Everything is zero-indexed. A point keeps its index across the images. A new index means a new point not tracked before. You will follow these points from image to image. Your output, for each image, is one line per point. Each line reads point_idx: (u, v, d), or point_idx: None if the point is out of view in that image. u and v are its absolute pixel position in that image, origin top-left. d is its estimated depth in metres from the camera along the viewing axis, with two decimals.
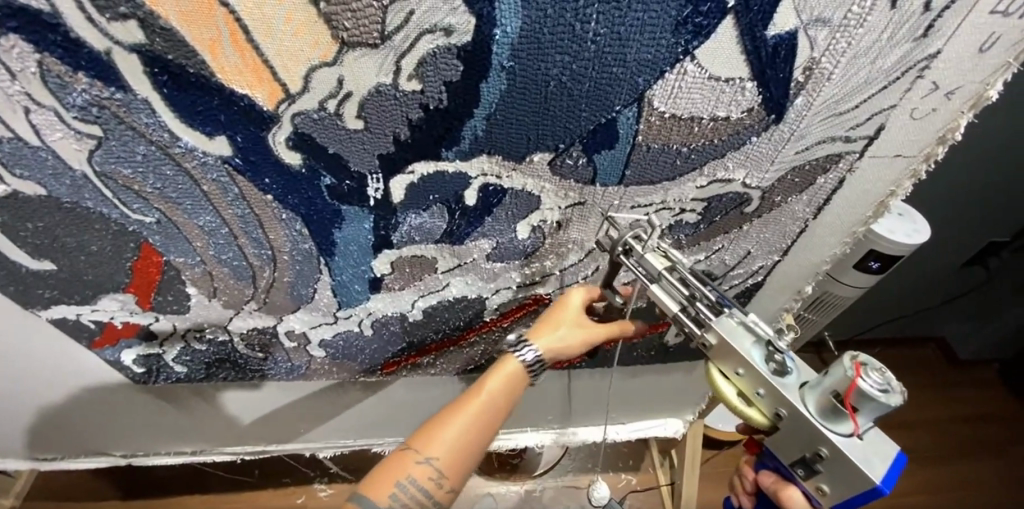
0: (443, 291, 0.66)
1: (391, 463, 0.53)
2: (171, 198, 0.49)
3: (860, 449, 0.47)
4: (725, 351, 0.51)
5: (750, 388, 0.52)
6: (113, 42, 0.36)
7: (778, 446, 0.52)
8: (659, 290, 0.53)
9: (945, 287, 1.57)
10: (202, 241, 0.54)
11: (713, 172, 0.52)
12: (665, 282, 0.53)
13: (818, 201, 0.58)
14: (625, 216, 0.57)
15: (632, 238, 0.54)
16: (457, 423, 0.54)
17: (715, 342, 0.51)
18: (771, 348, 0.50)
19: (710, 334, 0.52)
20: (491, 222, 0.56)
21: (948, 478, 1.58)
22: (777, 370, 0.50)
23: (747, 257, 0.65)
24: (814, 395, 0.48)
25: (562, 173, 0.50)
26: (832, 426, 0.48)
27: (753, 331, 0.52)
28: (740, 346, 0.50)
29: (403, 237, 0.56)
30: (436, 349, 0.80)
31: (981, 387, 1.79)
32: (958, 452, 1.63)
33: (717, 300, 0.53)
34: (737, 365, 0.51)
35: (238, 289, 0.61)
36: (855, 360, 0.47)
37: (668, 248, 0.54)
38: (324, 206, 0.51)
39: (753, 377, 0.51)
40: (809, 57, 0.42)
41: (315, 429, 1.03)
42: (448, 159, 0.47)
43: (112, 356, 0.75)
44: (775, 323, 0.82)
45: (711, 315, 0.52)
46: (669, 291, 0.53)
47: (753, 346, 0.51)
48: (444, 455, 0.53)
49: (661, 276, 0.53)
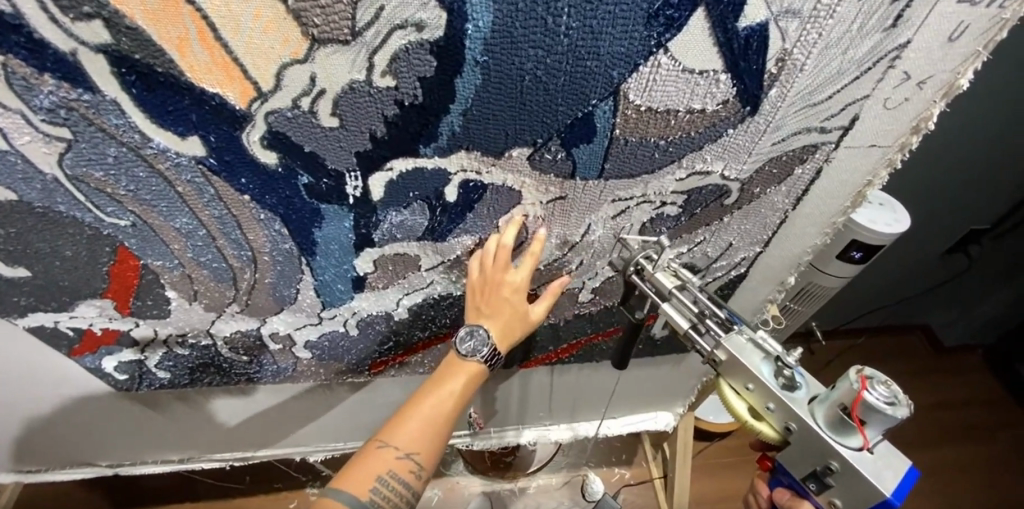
0: (427, 289, 0.66)
1: (372, 458, 0.56)
2: (146, 201, 0.48)
3: (870, 463, 0.50)
4: (734, 367, 0.55)
5: (760, 402, 0.55)
6: (78, 43, 0.36)
7: (791, 460, 0.55)
8: (671, 308, 0.57)
9: (928, 276, 1.60)
10: (181, 243, 0.53)
11: (692, 164, 0.52)
12: (676, 301, 0.57)
13: (797, 192, 0.58)
14: (634, 239, 0.61)
15: (643, 258, 0.60)
16: (428, 417, 0.58)
17: (725, 358, 0.55)
18: (780, 363, 0.53)
19: (719, 351, 0.55)
20: (472, 219, 0.56)
21: (934, 463, 1.60)
22: (786, 385, 0.53)
23: (730, 248, 0.65)
24: (822, 408, 0.51)
25: (542, 168, 0.50)
26: (842, 440, 0.50)
27: (762, 347, 0.55)
28: (750, 363, 0.53)
29: (384, 235, 0.56)
30: (424, 347, 0.80)
31: (965, 373, 1.83)
32: (943, 437, 1.67)
33: (728, 317, 0.57)
34: (747, 380, 0.54)
35: (219, 292, 0.61)
36: (861, 374, 0.49)
37: (677, 267, 0.59)
38: (303, 205, 0.50)
39: (762, 392, 0.54)
40: (781, 49, 0.42)
41: (306, 433, 1.03)
42: (426, 155, 0.47)
43: (93, 364, 0.74)
44: (760, 313, 0.82)
45: (721, 332, 0.56)
46: (680, 309, 0.57)
47: (762, 361, 0.54)
48: (423, 448, 0.57)
49: (671, 294, 0.57)
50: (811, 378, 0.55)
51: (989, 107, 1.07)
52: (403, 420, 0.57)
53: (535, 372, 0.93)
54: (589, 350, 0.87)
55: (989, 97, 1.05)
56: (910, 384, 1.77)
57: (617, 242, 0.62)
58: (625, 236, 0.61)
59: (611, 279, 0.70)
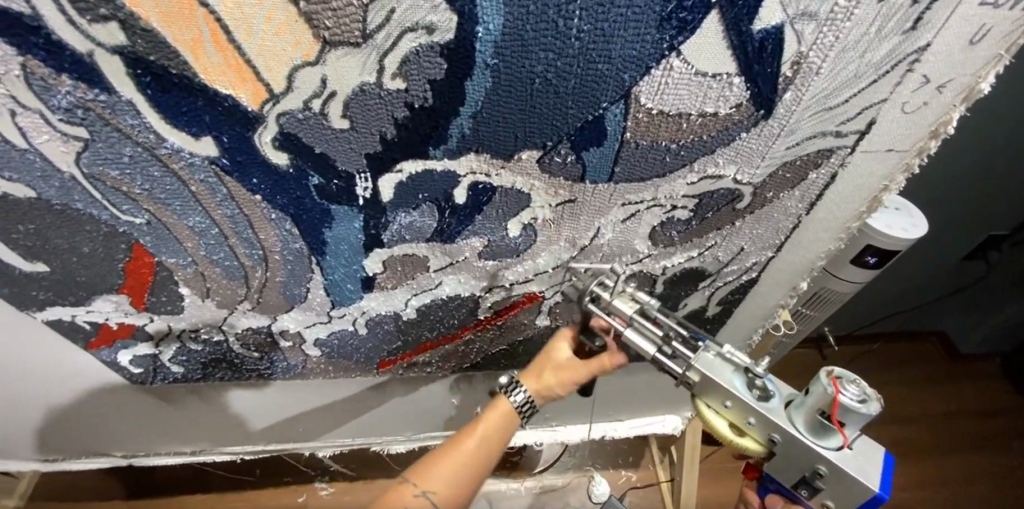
0: (435, 289, 0.66)
1: (395, 493, 0.64)
2: (160, 199, 0.49)
3: (852, 459, 0.52)
4: (709, 387, 0.56)
5: (740, 418, 0.56)
6: (95, 45, 0.36)
7: (778, 469, 0.57)
8: (636, 334, 0.58)
9: (945, 282, 1.56)
10: (194, 242, 0.54)
11: (704, 168, 0.51)
12: (639, 325, 0.58)
13: (811, 197, 0.57)
14: (581, 266, 0.64)
15: (598, 287, 0.62)
16: (448, 459, 0.65)
17: (699, 379, 0.56)
18: (750, 375, 0.55)
19: (692, 372, 0.56)
20: (481, 221, 0.56)
21: (944, 471, 1.57)
22: (761, 395, 0.55)
23: (741, 253, 0.65)
24: (800, 413, 0.53)
25: (551, 171, 0.50)
26: (824, 443, 0.52)
27: (731, 361, 0.56)
28: (724, 380, 0.54)
29: (393, 236, 0.56)
30: (431, 347, 0.80)
31: (982, 380, 1.79)
32: (956, 446, 1.63)
33: (691, 335, 0.58)
34: (725, 398, 0.55)
35: (231, 289, 0.62)
36: (832, 377, 0.51)
37: (633, 291, 0.60)
38: (313, 206, 0.51)
39: (740, 408, 0.55)
40: (797, 51, 0.41)
41: (316, 428, 1.04)
42: (436, 157, 0.48)
43: (109, 357, 0.75)
44: (771, 318, 0.82)
45: (689, 352, 0.57)
46: (643, 333, 0.57)
47: (733, 374, 0.56)
48: (439, 488, 0.64)
49: (633, 319, 0.58)
50: (782, 384, 0.57)
51: (1014, 107, 1.03)
52: (427, 461, 0.66)
53: None
54: None
55: (1013, 98, 1.02)
56: (920, 392, 1.74)
57: (564, 269, 0.64)
58: (635, 240, 0.61)
59: None
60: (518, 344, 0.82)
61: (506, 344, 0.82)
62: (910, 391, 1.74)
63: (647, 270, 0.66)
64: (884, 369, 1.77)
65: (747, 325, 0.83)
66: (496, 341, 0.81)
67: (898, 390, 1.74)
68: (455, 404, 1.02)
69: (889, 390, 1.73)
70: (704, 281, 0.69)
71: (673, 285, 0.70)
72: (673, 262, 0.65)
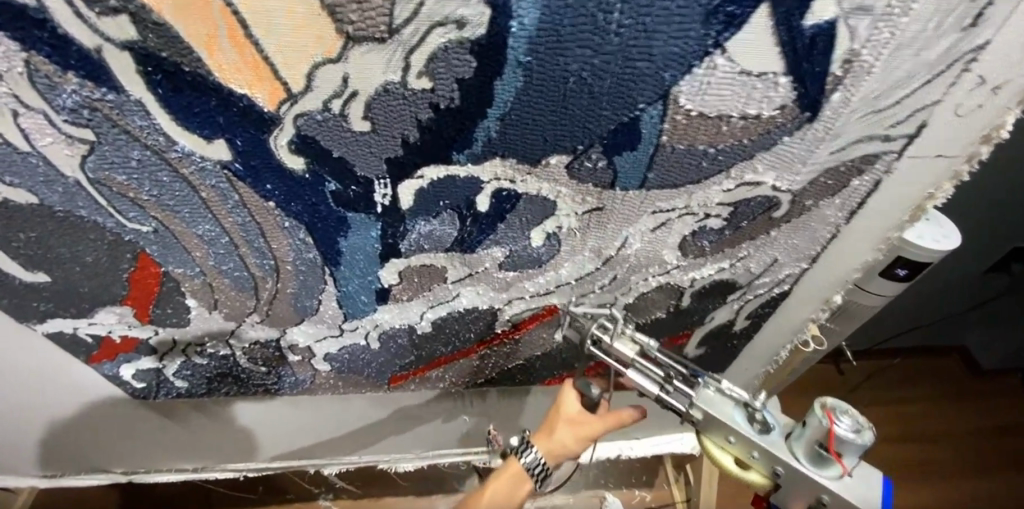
0: (453, 302, 0.63)
1: None
2: (169, 206, 0.46)
3: (852, 486, 0.53)
4: (712, 423, 0.56)
5: (744, 452, 0.57)
6: (104, 40, 0.34)
7: (785, 500, 0.57)
8: (638, 374, 0.58)
9: (970, 295, 1.52)
10: (202, 252, 0.51)
11: (741, 175, 0.48)
12: (640, 365, 0.58)
13: (851, 205, 0.54)
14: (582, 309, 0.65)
15: (599, 330, 0.62)
16: None
17: (702, 416, 0.56)
18: (750, 409, 0.56)
19: (694, 409, 0.57)
20: (503, 229, 0.53)
21: (957, 494, 1.54)
22: (762, 429, 0.56)
23: (774, 264, 0.61)
24: (800, 444, 0.54)
25: (580, 177, 0.47)
26: (826, 474, 0.53)
27: (730, 396, 0.57)
28: (724, 416, 0.56)
29: (411, 246, 0.53)
30: (446, 361, 0.77)
31: (1002, 398, 1.75)
32: (971, 468, 1.60)
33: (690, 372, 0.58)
34: (728, 434, 0.56)
35: (240, 301, 0.59)
36: (826, 408, 0.53)
37: (632, 332, 0.61)
38: (329, 213, 0.48)
39: (744, 442, 0.56)
40: (848, 49, 0.39)
41: (323, 446, 1.00)
42: (459, 162, 0.45)
43: (111, 371, 0.73)
44: (799, 333, 0.78)
45: (690, 390, 0.57)
46: (646, 373, 0.58)
47: (734, 409, 0.57)
48: None
49: (632, 361, 0.58)
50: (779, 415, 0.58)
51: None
52: None
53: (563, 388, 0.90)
54: None
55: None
56: (937, 410, 1.70)
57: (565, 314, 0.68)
58: (663, 251, 0.58)
59: (645, 295, 0.66)
60: (535, 359, 0.79)
61: (523, 359, 0.78)
62: (928, 410, 1.70)
63: (674, 282, 0.63)
64: (902, 386, 1.73)
65: (774, 340, 0.79)
66: (513, 356, 0.77)
67: (917, 409, 1.70)
68: (467, 420, 0.99)
69: (905, 408, 1.70)
70: (733, 293, 0.66)
71: (701, 297, 0.66)
72: (702, 274, 0.62)
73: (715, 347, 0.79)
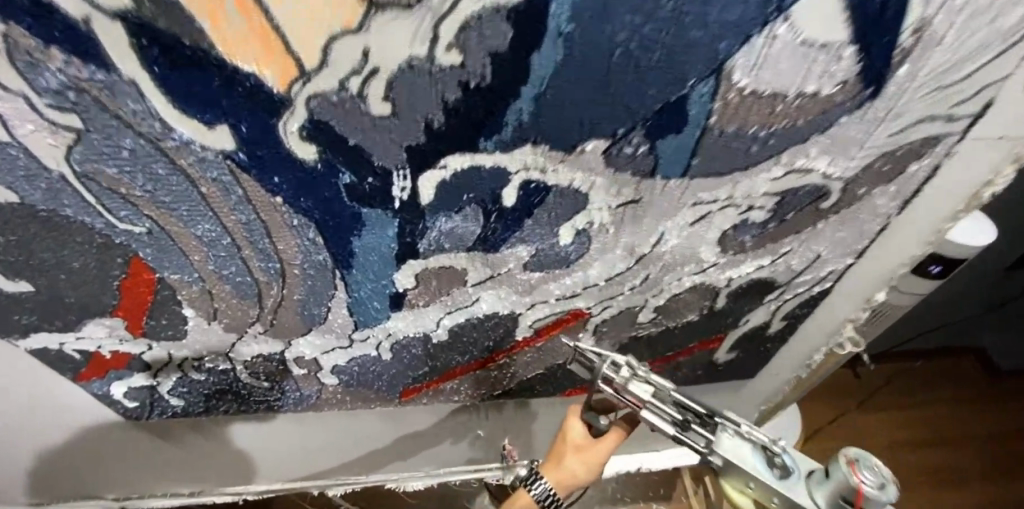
0: (472, 307, 0.59)
1: None
2: (164, 203, 0.41)
3: None
4: (731, 468, 0.53)
5: (765, 496, 0.55)
6: (91, 8, 0.30)
7: None
8: (652, 417, 0.52)
9: (986, 289, 1.51)
10: (202, 255, 0.46)
11: (792, 161, 0.45)
12: (655, 408, 0.52)
13: (905, 193, 0.50)
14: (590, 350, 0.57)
15: (609, 367, 0.54)
16: None
17: (721, 462, 0.53)
18: (769, 452, 0.53)
19: (713, 455, 0.53)
20: (531, 226, 0.49)
21: (970, 501, 1.55)
22: (782, 473, 0.53)
23: (818, 260, 0.57)
24: (821, 491, 0.52)
25: (617, 165, 0.43)
26: None
27: (749, 438, 0.53)
28: (742, 463, 0.52)
29: (430, 245, 0.49)
30: (461, 372, 0.72)
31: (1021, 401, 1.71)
32: (986, 474, 1.59)
33: (707, 414, 0.53)
34: (747, 479, 0.54)
35: (242, 309, 0.54)
36: (851, 461, 0.51)
37: (647, 371, 0.53)
38: (342, 209, 0.44)
39: (764, 488, 0.54)
40: (921, 16, 0.35)
41: (328, 466, 0.94)
42: (486, 150, 0.41)
43: (101, 390, 0.67)
44: (835, 335, 0.73)
45: (708, 434, 0.53)
46: (661, 415, 0.52)
47: (753, 452, 0.53)
48: None
49: (647, 404, 0.52)
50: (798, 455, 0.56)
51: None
52: None
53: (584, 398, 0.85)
54: None
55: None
56: (958, 414, 1.67)
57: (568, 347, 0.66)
58: (701, 248, 0.54)
59: (678, 296, 0.61)
60: (556, 368, 0.74)
61: (544, 368, 0.74)
62: (948, 414, 1.67)
63: (710, 282, 0.59)
64: (921, 389, 1.69)
65: (808, 343, 0.75)
66: (532, 365, 0.72)
67: (937, 413, 1.67)
68: (480, 435, 0.94)
69: (926, 412, 1.66)
70: (771, 293, 0.62)
71: (737, 298, 0.62)
72: (740, 272, 0.58)
73: (746, 350, 0.75)
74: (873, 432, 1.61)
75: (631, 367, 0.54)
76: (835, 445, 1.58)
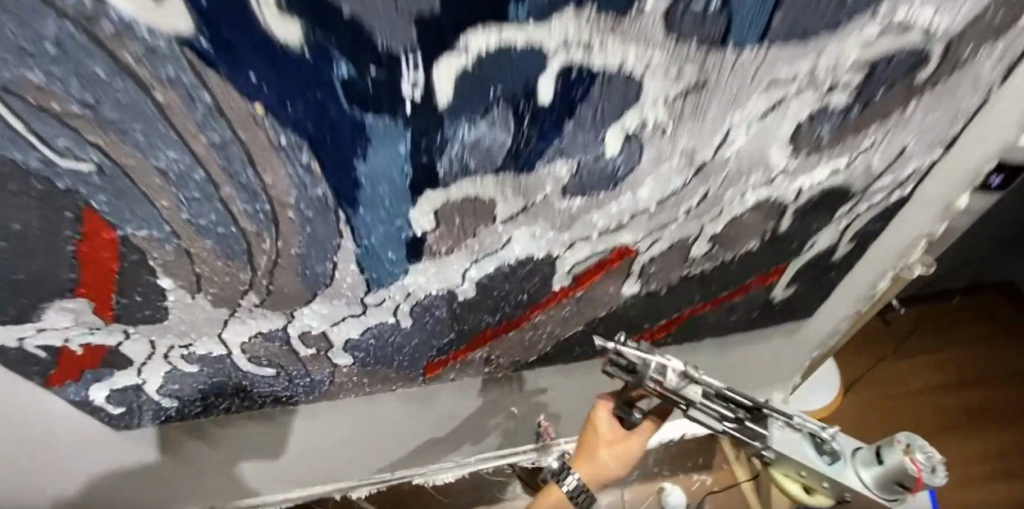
0: (502, 251, 0.50)
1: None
2: (112, 124, 0.32)
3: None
4: (779, 455, 0.56)
5: (815, 482, 0.61)
6: None
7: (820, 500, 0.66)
8: (698, 414, 0.52)
9: (1010, 212, 1.48)
10: (171, 200, 0.37)
11: (893, 12, 0.36)
12: (704, 407, 0.51)
13: (1013, 54, 0.42)
14: (634, 352, 0.50)
15: (654, 371, 0.50)
16: None
17: (771, 452, 0.55)
18: (818, 437, 0.55)
19: (763, 446, 0.54)
20: (572, 132, 0.40)
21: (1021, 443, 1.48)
22: (829, 457, 0.59)
23: (902, 157, 0.49)
24: (870, 472, 0.60)
25: (681, 31, 0.35)
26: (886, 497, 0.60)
27: (803, 426, 0.54)
28: (794, 451, 0.55)
29: (452, 168, 0.40)
30: (492, 337, 0.64)
31: None
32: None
33: (756, 409, 0.52)
34: (801, 470, 0.58)
35: (230, 274, 0.45)
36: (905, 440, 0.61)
37: (695, 372, 0.50)
38: (341, 120, 0.35)
39: (813, 476, 0.58)
40: None
41: (349, 465, 0.85)
42: (518, 20, 0.32)
43: (77, 395, 0.57)
44: (904, 254, 0.66)
45: (760, 429, 0.53)
46: (707, 414, 0.52)
47: (800, 436, 0.56)
48: None
49: (696, 404, 0.50)
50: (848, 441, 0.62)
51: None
52: None
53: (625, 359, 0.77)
54: (690, 325, 0.72)
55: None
56: (999, 352, 1.59)
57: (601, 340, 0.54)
58: (770, 151, 0.46)
59: (738, 219, 0.53)
60: (596, 323, 0.66)
61: (583, 325, 0.65)
62: (990, 353, 1.59)
63: (776, 196, 0.51)
64: (956, 330, 1.61)
65: (873, 268, 0.67)
66: (570, 322, 0.64)
67: (977, 353, 1.59)
68: (513, 412, 0.86)
69: (965, 354, 1.59)
70: (844, 206, 0.53)
71: (805, 216, 0.54)
72: (812, 181, 0.50)
73: (805, 283, 0.67)
74: (912, 381, 1.54)
75: (682, 374, 0.50)
76: (873, 399, 1.51)
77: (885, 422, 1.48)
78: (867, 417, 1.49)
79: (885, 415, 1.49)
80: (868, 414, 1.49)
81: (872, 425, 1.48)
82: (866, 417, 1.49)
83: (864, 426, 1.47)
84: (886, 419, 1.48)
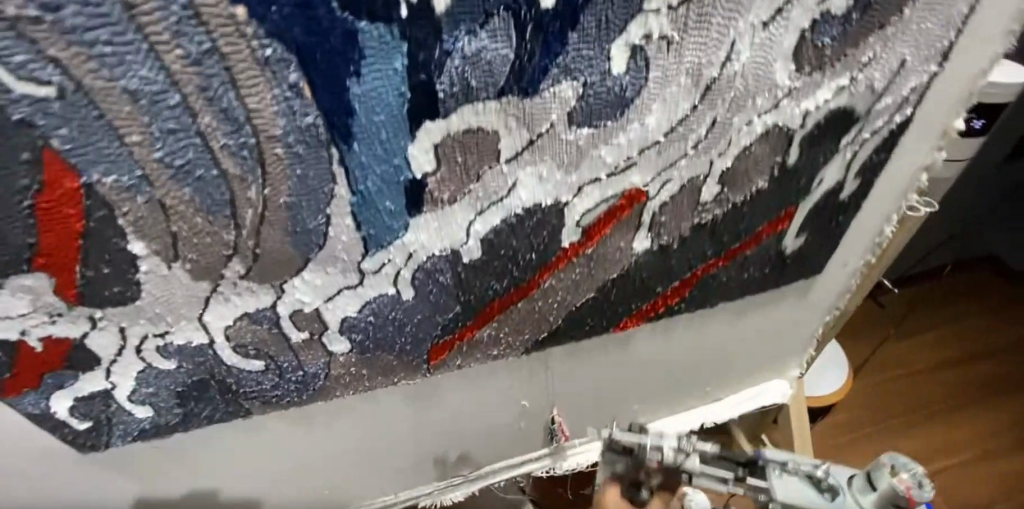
0: (507, 200, 0.47)
1: None
2: (75, 32, 0.29)
3: None
4: None
5: None
6: None
7: None
8: (704, 480, 0.53)
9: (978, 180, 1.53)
10: (142, 133, 0.33)
11: None
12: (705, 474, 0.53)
13: None
14: (626, 439, 0.54)
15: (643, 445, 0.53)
16: None
17: None
18: (815, 478, 0.52)
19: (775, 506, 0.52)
20: (576, 45, 0.38)
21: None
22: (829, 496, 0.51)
23: (901, 71, 0.49)
24: (869, 500, 0.50)
25: None
26: None
27: (803, 472, 0.52)
28: (798, 501, 0.51)
29: (452, 89, 0.37)
30: (499, 311, 0.59)
31: None
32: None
33: (749, 460, 0.54)
34: None
35: (212, 234, 0.41)
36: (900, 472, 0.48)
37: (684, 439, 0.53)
38: (331, 26, 0.32)
39: None
40: None
41: (348, 482, 0.77)
42: None
43: (35, 408, 0.50)
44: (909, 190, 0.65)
45: (760, 481, 0.53)
46: (713, 477, 0.53)
47: (806, 484, 0.52)
48: None
49: (696, 472, 0.53)
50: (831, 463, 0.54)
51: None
52: None
53: (636, 332, 0.73)
54: (703, 286, 0.68)
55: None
56: (991, 324, 1.60)
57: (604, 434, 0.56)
58: (775, 70, 0.45)
59: (748, 151, 0.51)
60: (607, 288, 0.62)
61: (594, 291, 0.61)
62: (984, 325, 1.60)
63: (783, 122, 0.49)
64: (946, 306, 1.63)
65: (878, 209, 0.67)
66: (581, 288, 0.60)
67: (972, 327, 1.59)
68: (524, 408, 0.80)
69: (960, 327, 1.59)
70: (849, 133, 0.53)
71: (811, 146, 0.53)
72: (817, 103, 0.49)
73: (814, 231, 0.65)
74: (915, 359, 1.52)
75: (678, 449, 0.53)
76: (881, 381, 1.48)
77: (896, 404, 1.44)
78: (878, 400, 1.45)
79: (895, 396, 1.45)
80: (879, 397, 1.45)
81: (884, 407, 1.43)
82: (877, 400, 1.44)
83: (877, 410, 1.43)
84: (897, 401, 1.44)
